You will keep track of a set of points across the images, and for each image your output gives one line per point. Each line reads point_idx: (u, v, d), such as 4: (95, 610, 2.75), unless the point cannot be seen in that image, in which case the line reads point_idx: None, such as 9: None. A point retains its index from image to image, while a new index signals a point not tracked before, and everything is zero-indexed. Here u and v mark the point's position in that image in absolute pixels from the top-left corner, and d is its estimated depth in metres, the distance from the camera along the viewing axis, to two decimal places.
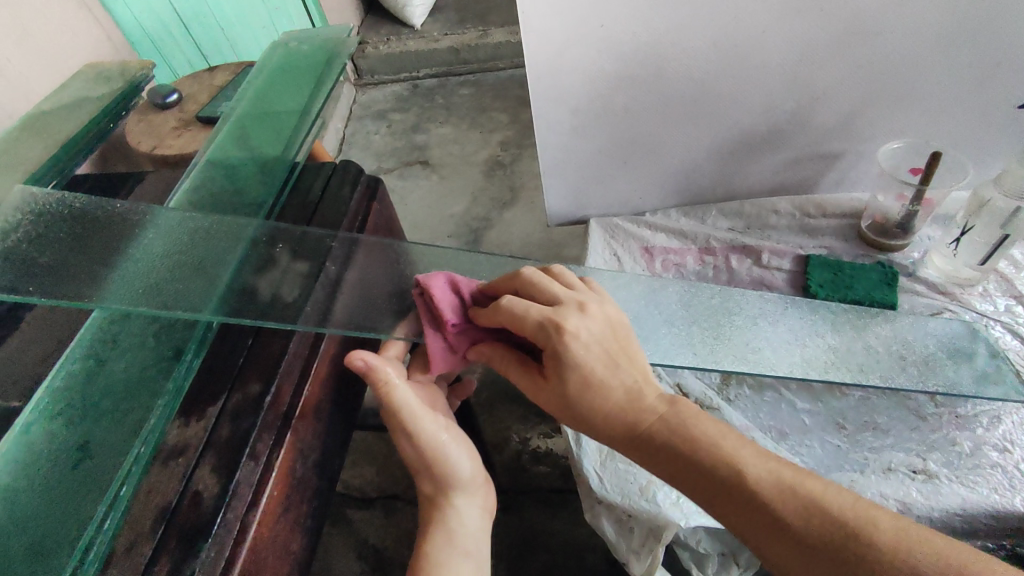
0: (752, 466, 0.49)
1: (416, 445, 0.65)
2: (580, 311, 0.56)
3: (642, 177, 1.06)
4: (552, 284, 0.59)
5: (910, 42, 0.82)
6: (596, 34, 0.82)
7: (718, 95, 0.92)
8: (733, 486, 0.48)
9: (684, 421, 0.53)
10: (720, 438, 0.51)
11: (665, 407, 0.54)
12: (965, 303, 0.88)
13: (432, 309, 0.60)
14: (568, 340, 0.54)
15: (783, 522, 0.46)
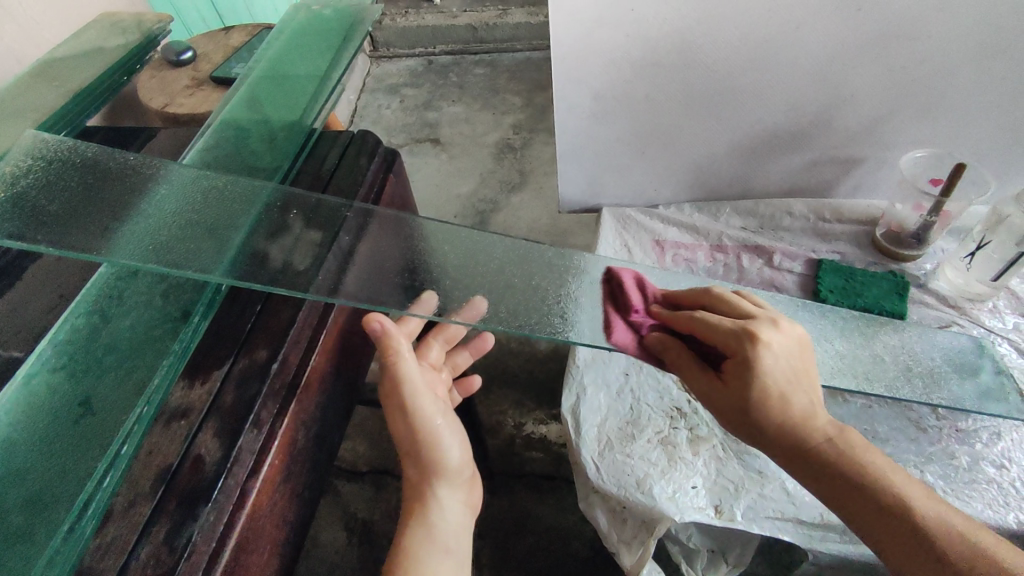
0: (923, 504, 0.50)
1: (411, 426, 0.65)
2: (773, 326, 0.58)
3: (658, 170, 1.05)
4: (746, 305, 0.62)
5: (942, 50, 0.81)
6: (628, 18, 0.82)
7: (743, 90, 0.90)
8: (899, 517, 0.49)
9: (854, 449, 0.54)
10: (892, 472, 0.52)
11: (836, 432, 0.55)
12: (974, 318, 0.87)
13: (617, 296, 0.67)
14: (762, 350, 0.55)
15: (943, 556, 0.47)
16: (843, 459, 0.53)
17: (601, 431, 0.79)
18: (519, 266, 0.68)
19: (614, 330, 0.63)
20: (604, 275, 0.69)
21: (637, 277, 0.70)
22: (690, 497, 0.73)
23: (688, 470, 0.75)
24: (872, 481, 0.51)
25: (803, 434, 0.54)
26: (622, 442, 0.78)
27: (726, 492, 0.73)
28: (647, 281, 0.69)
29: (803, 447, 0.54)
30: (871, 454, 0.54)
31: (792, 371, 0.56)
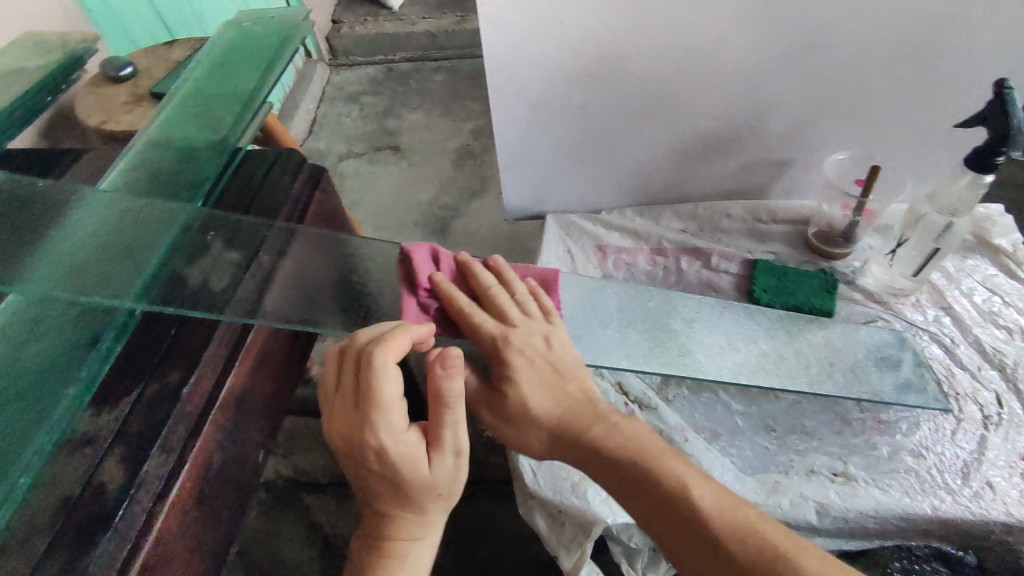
0: (698, 488, 0.52)
1: (449, 467, 0.59)
2: (542, 336, 0.66)
3: (599, 175, 1.07)
4: (512, 308, 0.67)
5: (858, 56, 0.84)
6: (557, 30, 0.83)
7: (675, 97, 0.93)
8: (672, 500, 0.52)
9: (644, 447, 0.57)
10: (666, 459, 0.56)
11: (617, 421, 0.60)
12: (897, 312, 0.92)
13: (410, 274, 0.67)
14: (513, 352, 0.63)
15: (711, 535, 0.49)
16: (633, 457, 0.57)
17: None
18: None
19: (406, 312, 0.64)
20: (400, 252, 0.69)
21: (433, 248, 0.68)
22: None
23: None
24: (644, 468, 0.55)
25: (592, 437, 0.60)
26: None
27: None
28: (443, 253, 0.68)
29: (598, 450, 0.58)
30: (655, 445, 0.58)
31: (551, 365, 0.64)
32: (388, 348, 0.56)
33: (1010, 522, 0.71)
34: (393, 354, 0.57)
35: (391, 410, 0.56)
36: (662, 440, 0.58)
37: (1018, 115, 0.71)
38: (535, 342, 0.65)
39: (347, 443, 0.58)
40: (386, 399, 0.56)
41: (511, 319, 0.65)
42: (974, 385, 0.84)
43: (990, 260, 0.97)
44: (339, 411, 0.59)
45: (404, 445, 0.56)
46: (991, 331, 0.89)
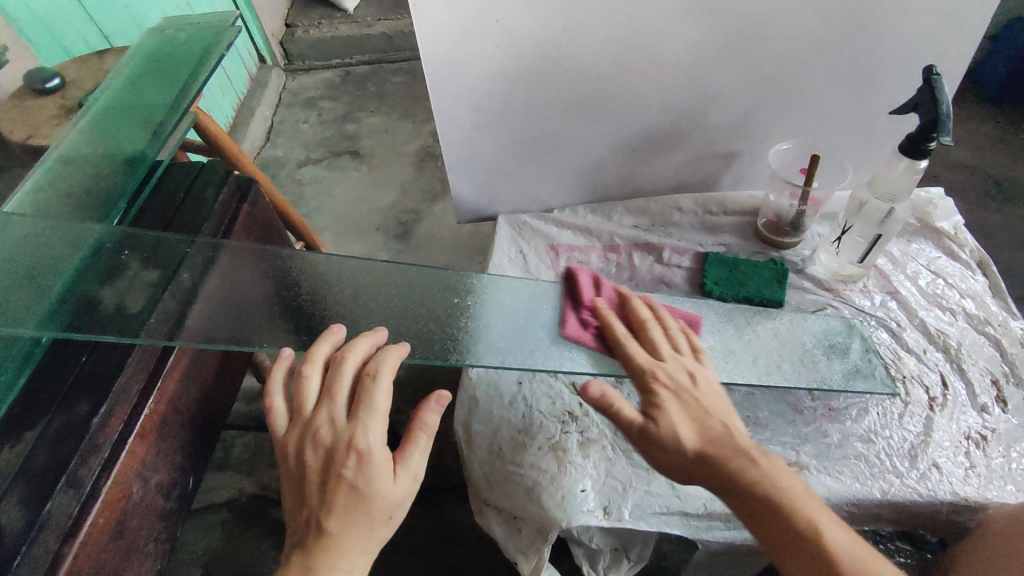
0: (832, 532, 0.51)
1: (404, 484, 0.58)
2: (689, 376, 0.64)
3: (548, 174, 1.06)
4: (663, 342, 0.69)
5: (796, 47, 0.85)
6: (493, 29, 0.82)
7: (617, 93, 0.92)
8: (805, 538, 0.50)
9: (784, 486, 0.54)
10: (801, 496, 0.53)
11: (759, 456, 0.56)
12: (845, 298, 0.93)
13: (574, 293, 0.78)
14: (662, 387, 0.62)
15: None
16: (771, 495, 0.53)
17: (492, 442, 0.79)
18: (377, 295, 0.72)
19: (567, 323, 0.74)
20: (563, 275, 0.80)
21: (595, 276, 0.80)
22: (579, 500, 0.74)
23: (577, 474, 0.76)
24: (782, 504, 0.53)
25: (732, 470, 0.56)
26: (513, 451, 0.78)
27: (615, 493, 0.75)
28: (602, 280, 0.79)
29: (735, 483, 0.55)
30: (795, 483, 0.55)
31: (697, 398, 0.62)
32: (385, 364, 0.62)
33: (956, 501, 0.73)
34: (390, 372, 0.62)
35: (378, 420, 0.59)
36: (804, 484, 0.55)
37: (947, 104, 0.74)
38: (684, 376, 0.64)
39: (325, 452, 0.57)
40: (378, 407, 0.59)
41: (663, 355, 0.67)
42: (921, 368, 0.85)
43: (935, 244, 1.00)
44: (326, 421, 0.59)
45: (384, 455, 0.57)
46: (936, 313, 0.92)
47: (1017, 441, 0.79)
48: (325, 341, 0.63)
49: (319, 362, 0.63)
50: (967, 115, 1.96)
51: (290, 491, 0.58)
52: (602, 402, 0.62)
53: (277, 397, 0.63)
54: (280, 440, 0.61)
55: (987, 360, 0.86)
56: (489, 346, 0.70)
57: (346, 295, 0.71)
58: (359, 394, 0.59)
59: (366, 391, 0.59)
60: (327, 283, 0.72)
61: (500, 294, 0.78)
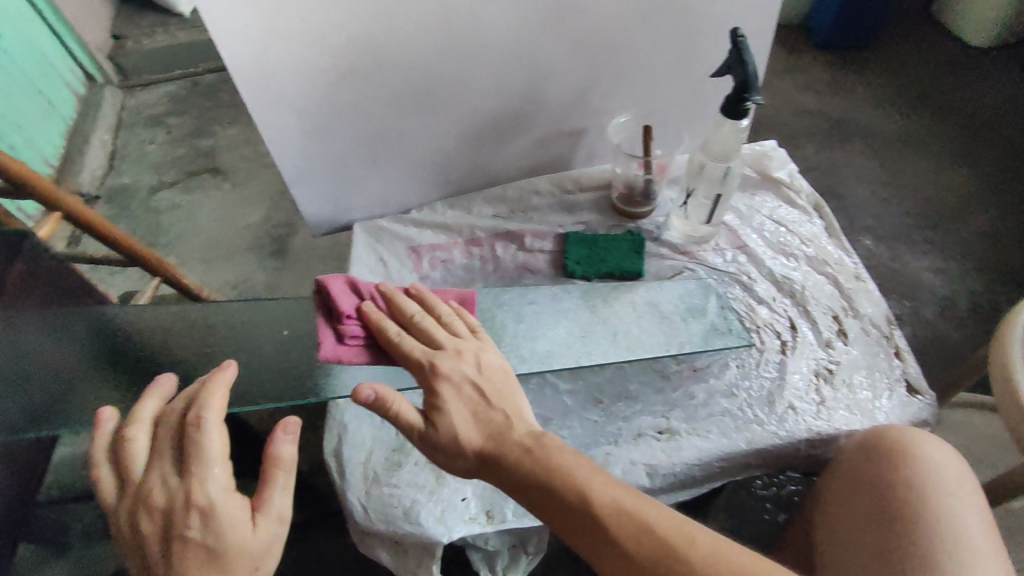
0: (597, 493, 0.55)
1: (263, 531, 0.54)
2: (456, 356, 0.65)
3: (397, 174, 1.01)
4: (439, 330, 0.68)
5: (612, 16, 0.87)
6: (299, 27, 0.77)
7: (447, 83, 0.90)
8: (581, 509, 0.55)
9: (563, 463, 0.58)
10: (579, 469, 0.58)
11: (532, 442, 0.60)
12: (700, 260, 0.96)
13: (329, 303, 0.73)
14: (439, 382, 0.63)
15: (613, 540, 0.53)
16: (546, 476, 0.58)
17: (367, 467, 0.76)
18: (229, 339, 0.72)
19: (322, 344, 0.71)
20: (315, 283, 0.73)
21: (350, 278, 0.74)
22: (460, 510, 0.73)
23: (457, 483, 0.74)
24: (553, 478, 0.57)
25: (509, 462, 0.60)
26: (389, 473, 0.75)
27: (496, 494, 0.74)
28: (359, 280, 0.74)
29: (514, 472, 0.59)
30: (568, 457, 0.59)
31: (478, 387, 0.64)
32: (213, 404, 0.56)
33: (811, 437, 0.78)
34: (220, 409, 0.56)
35: (217, 467, 0.53)
36: (574, 454, 0.59)
37: (754, 65, 0.77)
38: (460, 366, 0.65)
39: (164, 515, 0.52)
40: (212, 455, 0.53)
41: (436, 346, 0.66)
42: (772, 316, 0.90)
43: (774, 195, 1.05)
44: (159, 481, 0.54)
45: (230, 505, 0.53)
46: (781, 261, 0.96)
47: (859, 370, 0.85)
48: (150, 398, 0.60)
49: (147, 420, 0.59)
50: (807, 62, 2.10)
51: (134, 563, 0.54)
52: (381, 401, 0.61)
53: (105, 466, 0.58)
54: (113, 511, 0.56)
55: (828, 298, 0.92)
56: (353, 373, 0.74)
57: (179, 340, 0.74)
58: (189, 444, 0.54)
59: (194, 438, 0.54)
60: (153, 335, 0.74)
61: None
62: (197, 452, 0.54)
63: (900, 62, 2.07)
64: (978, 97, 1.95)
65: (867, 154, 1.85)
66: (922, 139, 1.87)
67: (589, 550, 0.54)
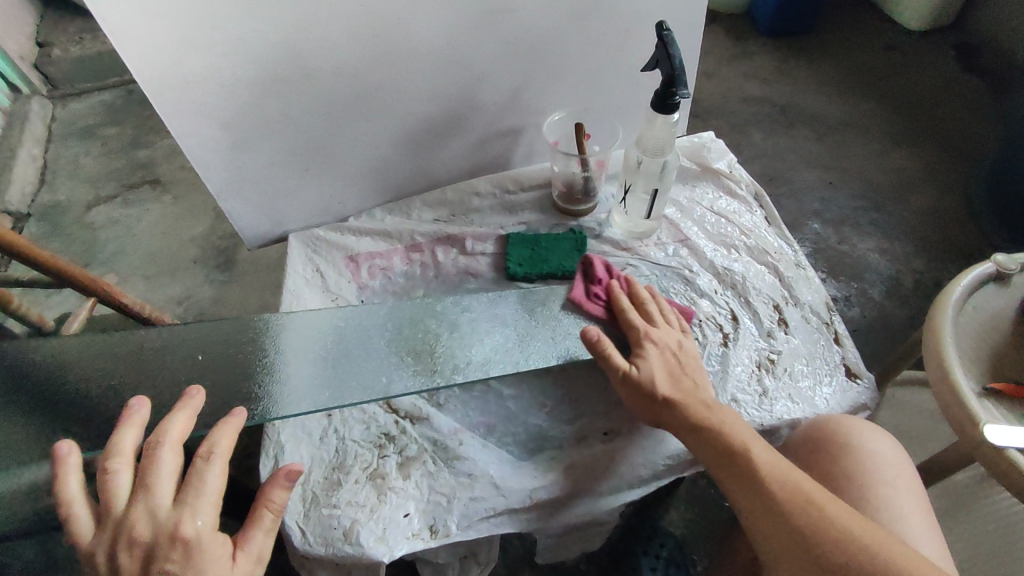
0: (769, 462, 0.61)
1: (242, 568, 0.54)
2: (672, 334, 0.75)
3: (333, 184, 0.97)
4: (651, 307, 0.78)
5: (540, 13, 0.86)
6: (212, 35, 0.73)
7: (378, 89, 0.87)
8: (748, 466, 0.61)
9: (732, 425, 0.65)
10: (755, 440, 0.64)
11: (716, 409, 0.66)
12: (641, 255, 0.96)
13: (588, 270, 0.88)
14: (649, 347, 0.72)
15: (777, 499, 0.58)
16: (716, 430, 0.64)
17: (305, 488, 0.73)
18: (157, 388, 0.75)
19: (574, 290, 0.85)
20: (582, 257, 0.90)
21: (606, 261, 0.88)
22: (402, 527, 0.70)
23: (399, 498, 0.72)
24: (730, 438, 0.63)
25: (695, 416, 0.66)
26: (328, 493, 0.73)
27: (440, 508, 0.72)
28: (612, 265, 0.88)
29: (695, 427, 0.65)
30: (745, 428, 0.65)
31: (678, 358, 0.72)
32: (220, 442, 0.58)
33: (754, 428, 0.79)
34: (227, 449, 0.58)
35: (210, 504, 0.54)
36: (748, 426, 0.65)
37: (679, 57, 0.76)
38: (674, 340, 0.74)
39: (147, 550, 0.51)
40: (210, 490, 0.55)
41: (655, 323, 0.76)
42: (714, 309, 0.90)
43: (715, 186, 1.05)
44: (144, 514, 0.53)
45: (217, 541, 0.53)
46: (722, 253, 0.96)
47: (800, 358, 0.86)
48: (128, 428, 0.59)
49: (128, 453, 0.57)
50: (751, 51, 2.13)
51: None
52: (596, 343, 0.71)
53: (77, 502, 0.55)
54: (86, 547, 0.52)
55: (769, 288, 0.93)
56: (292, 395, 0.75)
57: (95, 370, 0.76)
58: (190, 480, 0.55)
59: (197, 474, 0.55)
60: (75, 365, 0.76)
61: (303, 334, 0.81)
62: (195, 485, 0.55)
63: (842, 47, 2.11)
64: (915, 79, 2.00)
65: (813, 139, 1.88)
66: (864, 122, 1.91)
67: (750, 504, 0.60)
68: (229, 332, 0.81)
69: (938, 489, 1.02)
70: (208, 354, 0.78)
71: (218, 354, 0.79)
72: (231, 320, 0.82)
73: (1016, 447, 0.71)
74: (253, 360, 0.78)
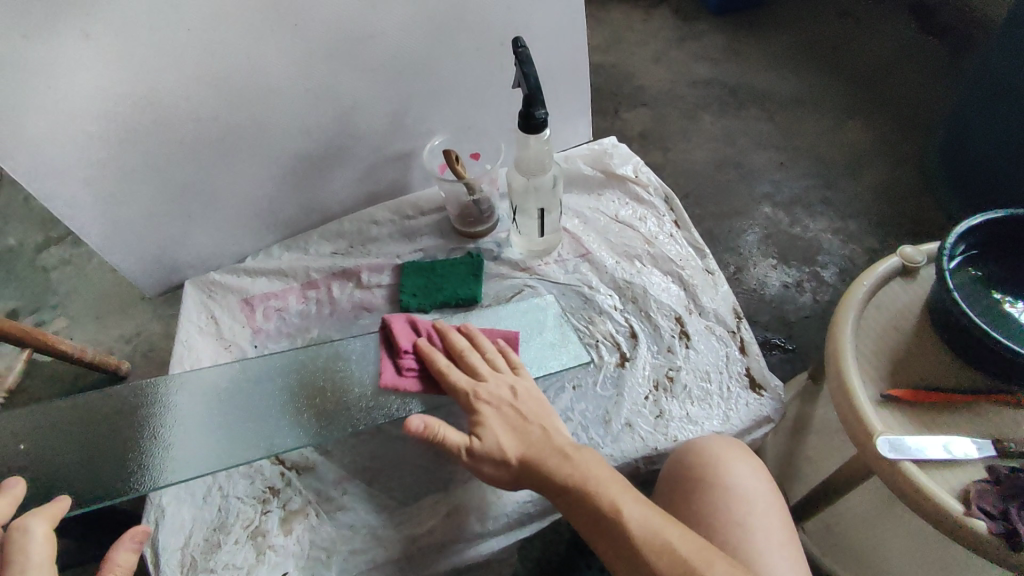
0: (629, 509, 0.59)
1: None
2: (501, 385, 0.71)
3: (219, 225, 0.95)
4: (473, 359, 0.73)
5: (404, 35, 0.83)
6: (49, 96, 0.70)
7: (245, 128, 0.84)
8: (608, 517, 0.59)
9: (592, 477, 0.62)
10: (613, 483, 0.61)
11: (572, 453, 0.64)
12: (540, 275, 0.93)
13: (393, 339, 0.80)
14: (483, 409, 0.68)
15: (637, 553, 0.56)
16: (579, 489, 0.61)
17: (185, 552, 0.71)
18: (16, 465, 0.72)
19: (384, 371, 0.78)
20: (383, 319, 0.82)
21: (410, 317, 0.81)
22: None
23: (280, 556, 0.71)
24: (585, 489, 0.61)
25: (549, 469, 0.63)
26: (208, 554, 0.71)
27: (319, 563, 0.71)
28: (419, 318, 0.81)
29: (552, 481, 0.63)
30: (602, 469, 0.63)
31: (517, 409, 0.68)
32: (42, 520, 0.57)
33: (647, 453, 0.76)
34: (48, 524, 0.57)
35: (41, 570, 0.52)
36: (612, 471, 0.63)
37: (535, 75, 0.73)
38: (505, 391, 0.70)
39: None
40: (39, 557, 0.53)
41: (479, 376, 0.72)
42: (612, 326, 0.87)
43: (620, 192, 1.01)
44: None
45: None
46: (624, 265, 0.93)
47: (700, 372, 0.83)
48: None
49: None
50: (698, 29, 2.04)
51: None
52: (426, 432, 0.64)
53: None
54: None
55: (672, 300, 0.90)
56: (176, 462, 0.72)
57: None
58: (10, 553, 0.53)
59: (15, 544, 0.54)
60: None
61: (187, 397, 0.78)
62: (20, 555, 0.53)
63: (791, 19, 2.02)
64: (868, 46, 1.92)
65: (763, 118, 1.80)
66: (815, 96, 1.83)
67: (616, 557, 0.58)
68: (61, 415, 0.76)
69: (871, 490, 0.99)
70: (30, 443, 0.73)
71: (71, 432, 0.74)
72: (101, 392, 0.77)
73: (910, 458, 0.68)
74: (118, 433, 0.74)
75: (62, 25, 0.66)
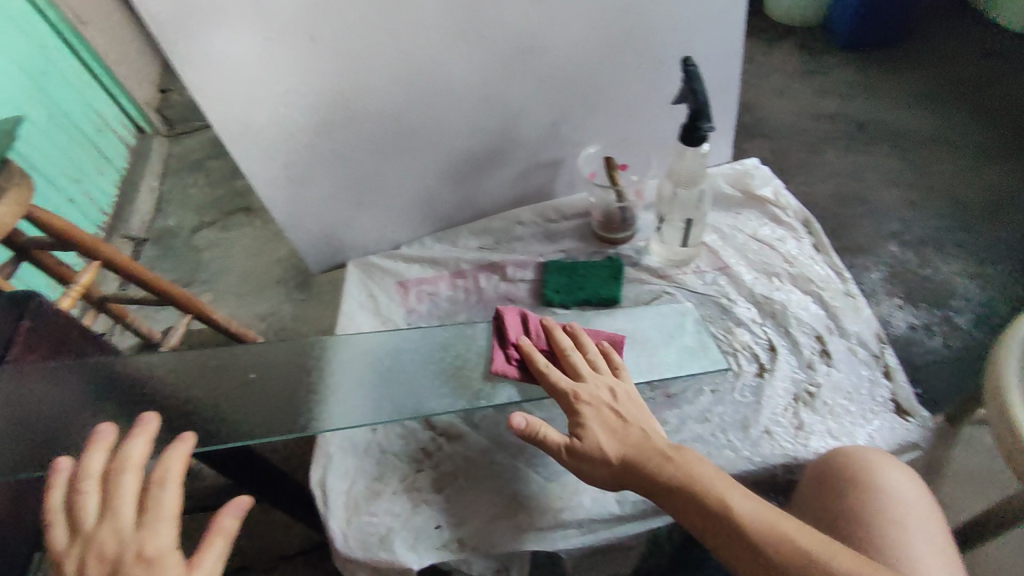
0: (741, 509, 0.61)
1: None
2: (599, 385, 0.74)
3: (384, 213, 1.06)
4: (574, 357, 0.77)
5: (573, 51, 0.91)
6: (275, 90, 0.83)
7: (422, 126, 0.94)
8: (719, 518, 0.61)
9: (698, 476, 0.64)
10: (720, 483, 0.63)
11: (674, 454, 0.67)
12: (678, 283, 0.96)
13: (504, 332, 0.86)
14: (583, 409, 0.71)
15: (760, 551, 0.58)
16: (687, 488, 0.64)
17: (349, 496, 0.79)
18: (235, 394, 0.81)
19: (495, 360, 0.84)
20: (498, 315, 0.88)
21: (522, 313, 0.87)
22: (433, 537, 0.76)
23: (432, 511, 0.78)
24: (694, 490, 0.63)
25: (653, 469, 0.66)
26: (369, 500, 0.79)
27: (467, 521, 0.77)
28: (530, 315, 0.87)
29: (656, 482, 0.66)
30: (705, 468, 0.65)
31: (616, 410, 0.71)
32: (171, 469, 0.62)
33: (787, 461, 0.77)
34: (178, 473, 0.62)
35: (165, 526, 0.58)
36: (716, 471, 0.65)
37: (704, 89, 0.78)
38: (604, 391, 0.73)
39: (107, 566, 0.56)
40: (167, 512, 0.59)
41: (578, 375, 0.75)
42: (750, 337, 0.89)
43: (759, 212, 1.04)
44: (108, 533, 0.57)
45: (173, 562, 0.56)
46: (763, 281, 0.95)
47: (841, 390, 0.83)
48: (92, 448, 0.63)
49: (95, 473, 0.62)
50: (827, 64, 2.02)
51: None
52: (528, 431, 0.70)
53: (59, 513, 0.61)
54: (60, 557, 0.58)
55: (812, 318, 0.90)
56: (346, 412, 0.81)
57: (182, 382, 0.82)
58: (148, 504, 0.59)
59: (153, 499, 0.59)
60: (164, 380, 0.81)
61: (358, 355, 0.87)
62: (153, 508, 0.59)
63: (929, 58, 1.97)
64: (1014, 89, 1.83)
65: (894, 155, 1.76)
66: (954, 136, 1.77)
67: (733, 557, 0.60)
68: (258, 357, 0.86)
69: (1013, 541, 0.93)
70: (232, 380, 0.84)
71: (268, 373, 0.84)
72: (291, 343, 0.88)
73: None
74: (302, 379, 0.84)
75: (299, 29, 0.78)
